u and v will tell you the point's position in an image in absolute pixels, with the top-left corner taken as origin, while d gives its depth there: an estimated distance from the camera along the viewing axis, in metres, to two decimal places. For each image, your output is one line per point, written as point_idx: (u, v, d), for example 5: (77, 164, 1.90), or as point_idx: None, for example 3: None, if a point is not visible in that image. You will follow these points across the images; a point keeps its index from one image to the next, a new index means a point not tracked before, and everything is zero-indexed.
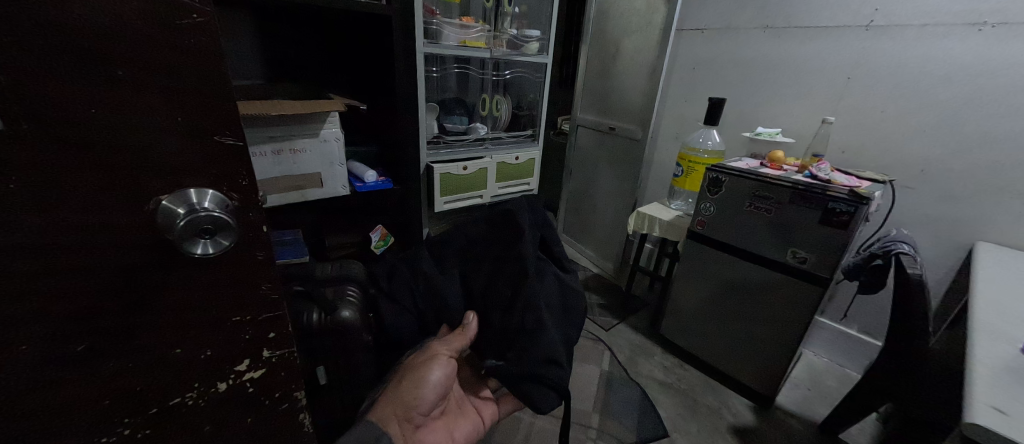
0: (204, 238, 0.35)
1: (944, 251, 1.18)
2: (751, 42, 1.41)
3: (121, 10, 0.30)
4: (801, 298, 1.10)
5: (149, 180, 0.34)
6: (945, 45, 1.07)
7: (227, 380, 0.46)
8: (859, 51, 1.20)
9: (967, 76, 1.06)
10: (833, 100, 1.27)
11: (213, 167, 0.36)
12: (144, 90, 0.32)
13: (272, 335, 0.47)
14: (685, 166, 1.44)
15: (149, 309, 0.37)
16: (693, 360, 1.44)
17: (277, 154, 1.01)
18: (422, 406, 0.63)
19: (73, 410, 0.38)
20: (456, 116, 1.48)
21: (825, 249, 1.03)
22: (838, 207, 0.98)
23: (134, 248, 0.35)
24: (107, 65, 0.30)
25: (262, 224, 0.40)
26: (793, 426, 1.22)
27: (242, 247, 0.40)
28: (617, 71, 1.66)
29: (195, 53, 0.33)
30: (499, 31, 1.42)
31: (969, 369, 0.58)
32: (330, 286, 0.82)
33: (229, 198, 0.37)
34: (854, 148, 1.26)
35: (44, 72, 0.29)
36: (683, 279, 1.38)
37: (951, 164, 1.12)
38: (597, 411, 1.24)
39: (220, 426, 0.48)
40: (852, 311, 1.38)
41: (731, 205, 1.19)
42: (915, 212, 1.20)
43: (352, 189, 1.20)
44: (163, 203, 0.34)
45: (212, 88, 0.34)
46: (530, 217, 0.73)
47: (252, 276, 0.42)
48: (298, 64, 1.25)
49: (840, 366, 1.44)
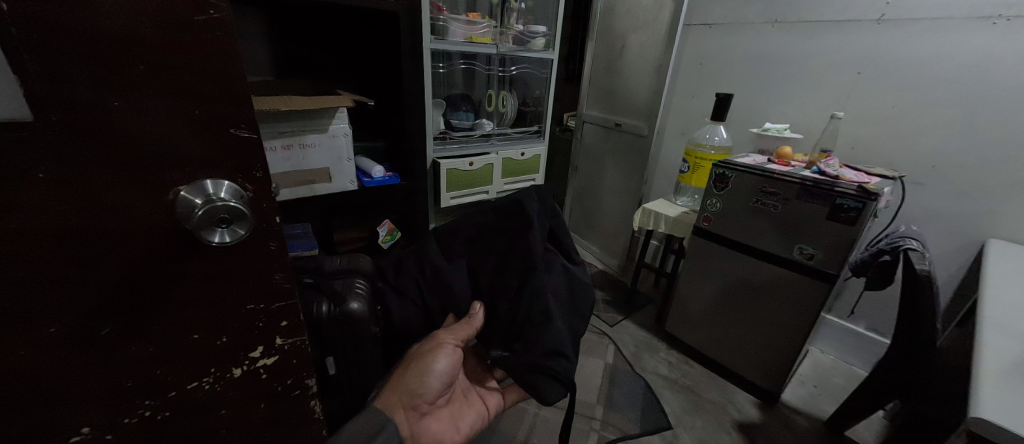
0: (220, 227, 0.37)
1: (955, 248, 1.17)
2: (760, 37, 1.40)
3: (140, 9, 0.31)
4: (808, 293, 1.10)
5: (168, 171, 0.35)
6: (958, 40, 1.06)
7: (242, 366, 0.48)
8: (870, 46, 1.19)
9: (981, 71, 1.04)
10: (843, 96, 1.26)
11: (229, 159, 0.38)
12: (162, 84, 0.33)
13: (285, 322, 0.49)
14: (692, 163, 1.44)
15: (167, 296, 0.39)
16: (698, 356, 1.44)
17: (287, 149, 1.02)
18: (428, 394, 0.65)
19: (97, 390, 0.40)
20: (462, 112, 1.49)
21: (834, 244, 1.02)
22: (846, 203, 0.97)
23: (153, 237, 0.36)
24: (128, 64, 0.32)
25: (276, 215, 0.42)
26: (798, 422, 1.22)
27: (257, 237, 0.41)
28: (623, 67, 1.66)
29: (211, 47, 0.34)
30: (505, 27, 1.43)
31: (977, 365, 0.57)
32: (339, 278, 0.83)
33: (244, 189, 0.39)
34: (864, 143, 1.25)
35: (71, 67, 0.30)
36: (688, 275, 1.38)
37: (963, 160, 1.11)
38: (600, 403, 1.25)
39: (236, 410, 0.50)
40: (859, 308, 1.37)
41: (738, 201, 1.18)
42: (925, 208, 1.19)
43: (360, 184, 1.22)
44: (182, 194, 0.36)
45: (227, 81, 0.35)
46: (537, 212, 0.73)
47: (267, 265, 0.44)
48: (306, 60, 1.26)
49: (847, 363, 1.43)
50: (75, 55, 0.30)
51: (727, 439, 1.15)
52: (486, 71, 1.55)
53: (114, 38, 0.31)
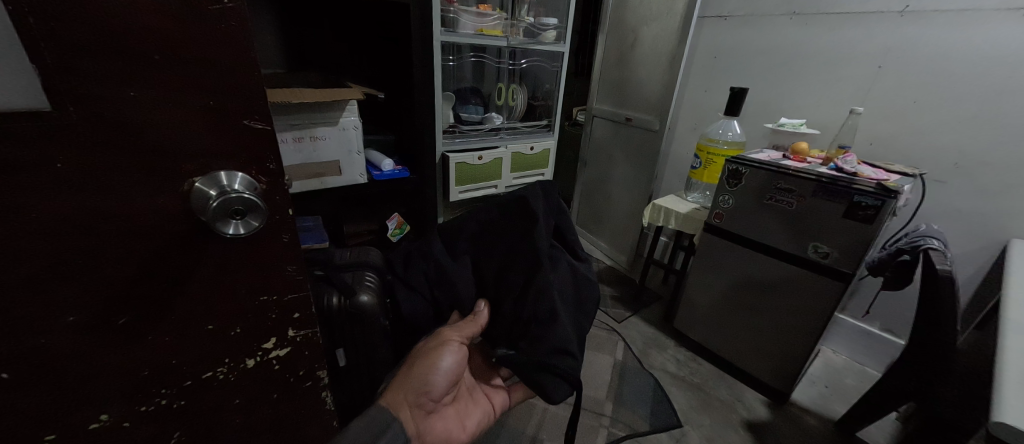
0: (235, 219, 0.39)
1: (975, 248, 1.14)
2: (776, 29, 1.37)
3: (157, 10, 0.33)
4: (820, 293, 1.08)
5: (185, 165, 0.37)
6: (986, 32, 1.03)
7: (254, 357, 0.50)
8: (892, 38, 1.15)
9: (1009, 65, 1.01)
10: (862, 91, 1.23)
11: (244, 151, 0.40)
12: (176, 77, 0.35)
13: (297, 315, 0.51)
14: (704, 158, 1.41)
15: (182, 286, 0.42)
16: (707, 354, 1.43)
17: (298, 141, 1.03)
18: (434, 392, 0.63)
19: (114, 377, 0.42)
20: (471, 106, 1.47)
21: (850, 243, 1.00)
22: (864, 201, 0.95)
23: (168, 229, 0.38)
24: (147, 63, 0.33)
25: (288, 207, 0.44)
26: (808, 422, 1.21)
27: (270, 229, 0.44)
28: (635, 61, 1.63)
29: (224, 39, 0.36)
30: (516, 19, 1.42)
31: (999, 370, 0.55)
32: (350, 271, 0.84)
33: (257, 181, 0.41)
34: (882, 139, 1.23)
35: (87, 60, 0.32)
36: (698, 272, 1.36)
37: (987, 158, 1.07)
38: (610, 399, 1.25)
39: (247, 401, 0.52)
40: (874, 308, 1.35)
41: (751, 197, 1.16)
42: (944, 207, 1.16)
43: (370, 178, 1.22)
44: (197, 185, 0.38)
45: (240, 76, 0.37)
46: (544, 207, 0.72)
47: (281, 256, 0.46)
48: (318, 53, 1.27)
49: (859, 363, 1.41)
50: (90, 48, 0.31)
51: (737, 438, 1.14)
52: (496, 64, 1.53)
53: (133, 37, 0.32)
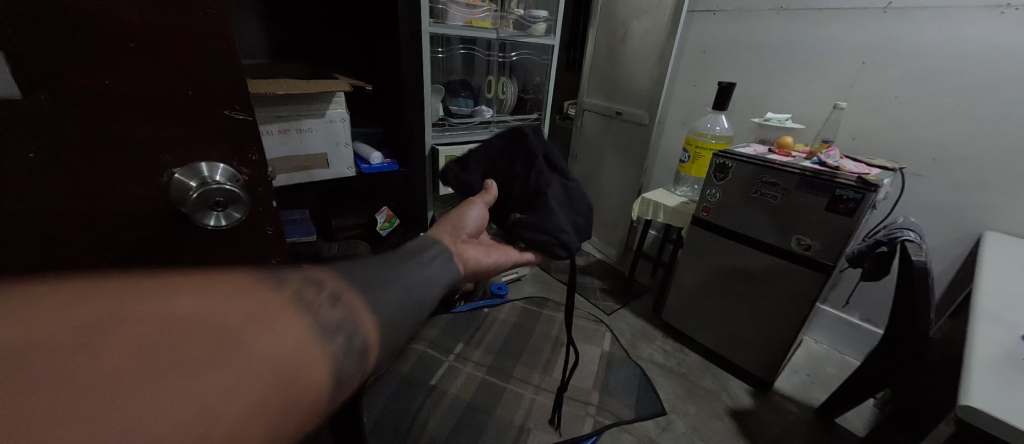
0: (216, 211, 0.37)
1: (952, 240, 1.17)
2: (764, 23, 1.38)
3: None
4: (802, 283, 1.11)
5: (161, 155, 0.34)
6: (969, 28, 1.04)
7: None
8: (875, 35, 1.18)
9: (988, 60, 1.03)
10: (846, 86, 1.25)
11: (226, 140, 0.37)
12: (152, 55, 0.32)
13: None
14: (692, 152, 1.42)
15: None
16: (694, 345, 1.46)
17: (284, 133, 1.01)
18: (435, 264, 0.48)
19: None
20: (461, 99, 1.49)
21: (831, 236, 1.03)
22: (845, 194, 0.97)
23: (148, 227, 0.35)
24: (119, 43, 0.30)
25: (271, 199, 0.42)
26: (789, 409, 1.24)
27: (255, 224, 0.41)
28: (626, 54, 1.63)
29: (205, 17, 0.33)
30: (505, 11, 1.38)
31: (972, 358, 0.57)
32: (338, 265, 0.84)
33: (239, 172, 0.38)
34: (865, 134, 1.25)
35: (54, 37, 0.28)
36: (686, 265, 1.38)
37: (966, 152, 1.10)
38: (597, 389, 1.16)
39: None
40: (854, 299, 1.39)
41: (738, 190, 1.18)
42: (922, 200, 1.19)
43: (358, 171, 1.21)
44: (175, 177, 0.35)
45: (220, 59, 0.35)
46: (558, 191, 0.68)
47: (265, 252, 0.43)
48: (305, 46, 1.25)
49: (840, 353, 1.45)
50: (58, 23, 0.28)
51: (721, 426, 1.17)
52: (486, 57, 1.56)
53: (102, 11, 0.29)
